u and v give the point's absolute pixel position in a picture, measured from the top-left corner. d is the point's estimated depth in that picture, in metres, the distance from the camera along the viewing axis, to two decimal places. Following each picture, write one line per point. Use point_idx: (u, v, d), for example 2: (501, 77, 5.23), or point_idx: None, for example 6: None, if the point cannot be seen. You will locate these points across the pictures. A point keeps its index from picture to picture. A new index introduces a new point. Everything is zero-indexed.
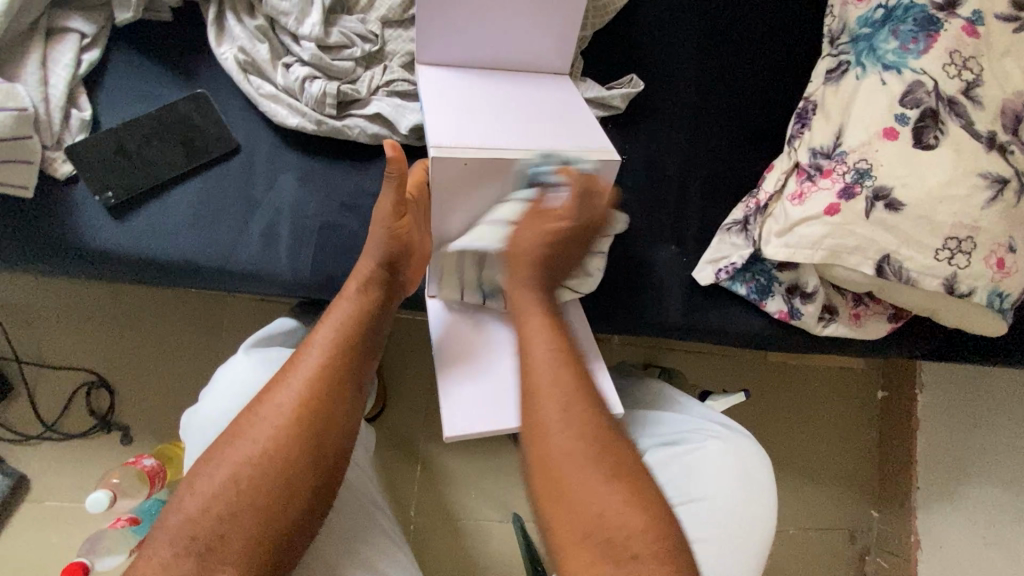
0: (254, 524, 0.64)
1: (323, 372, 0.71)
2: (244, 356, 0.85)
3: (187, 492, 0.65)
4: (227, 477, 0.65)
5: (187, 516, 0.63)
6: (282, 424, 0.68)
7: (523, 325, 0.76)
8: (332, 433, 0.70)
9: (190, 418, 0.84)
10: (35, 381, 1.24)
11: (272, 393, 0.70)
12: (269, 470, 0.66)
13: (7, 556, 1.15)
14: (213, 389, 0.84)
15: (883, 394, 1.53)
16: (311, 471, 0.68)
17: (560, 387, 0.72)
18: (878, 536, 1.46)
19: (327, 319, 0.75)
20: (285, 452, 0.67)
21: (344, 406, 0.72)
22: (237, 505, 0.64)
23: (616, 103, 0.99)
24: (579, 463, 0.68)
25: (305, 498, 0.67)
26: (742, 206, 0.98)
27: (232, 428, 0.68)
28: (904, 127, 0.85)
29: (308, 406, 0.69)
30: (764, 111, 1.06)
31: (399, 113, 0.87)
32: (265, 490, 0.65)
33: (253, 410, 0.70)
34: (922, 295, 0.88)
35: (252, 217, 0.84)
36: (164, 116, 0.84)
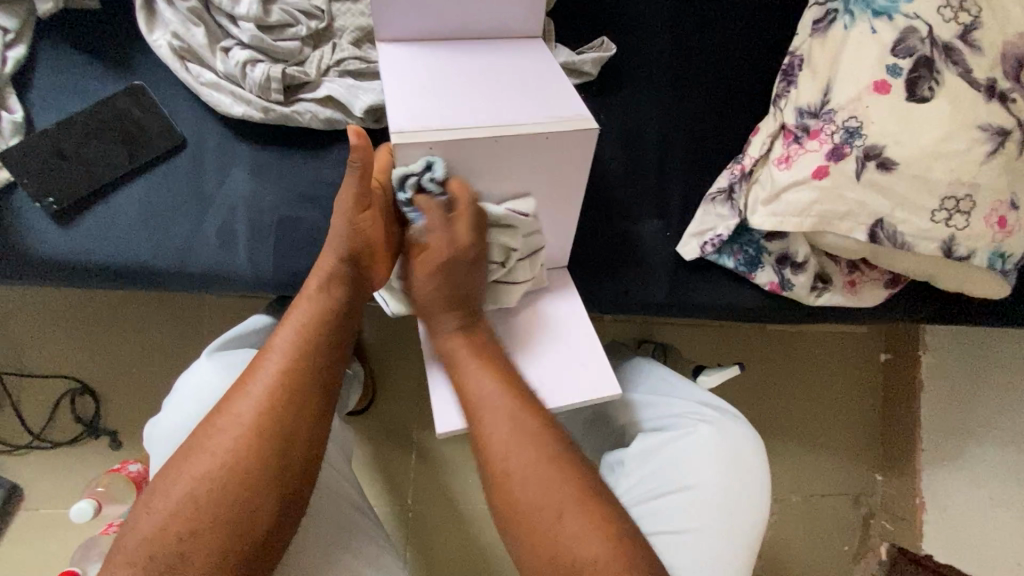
0: (218, 539, 0.61)
1: (286, 376, 0.67)
2: (204, 362, 0.82)
3: (145, 510, 0.62)
4: (188, 492, 0.62)
5: (145, 535, 0.60)
6: (244, 432, 0.64)
7: (458, 375, 0.71)
8: (299, 440, 0.66)
9: (154, 427, 0.81)
10: (17, 391, 1.23)
11: (232, 400, 0.66)
12: (230, 482, 0.62)
13: (8, 564, 1.16)
14: (177, 397, 0.81)
15: (885, 356, 1.49)
16: (277, 480, 0.64)
17: (508, 424, 0.68)
18: (883, 498, 1.44)
19: (289, 320, 0.70)
20: (247, 462, 0.63)
21: (310, 411, 0.67)
22: (200, 519, 0.61)
23: (588, 68, 0.93)
24: (535, 499, 0.65)
25: (273, 507, 0.63)
26: (726, 172, 0.93)
27: (191, 439, 0.65)
28: (896, 79, 0.78)
29: (268, 415, 0.65)
30: (747, 69, 0.99)
31: (352, 94, 0.81)
32: (227, 503, 0.62)
33: (213, 420, 0.66)
34: (919, 260, 0.83)
35: (205, 216, 0.80)
36: (102, 113, 0.80)
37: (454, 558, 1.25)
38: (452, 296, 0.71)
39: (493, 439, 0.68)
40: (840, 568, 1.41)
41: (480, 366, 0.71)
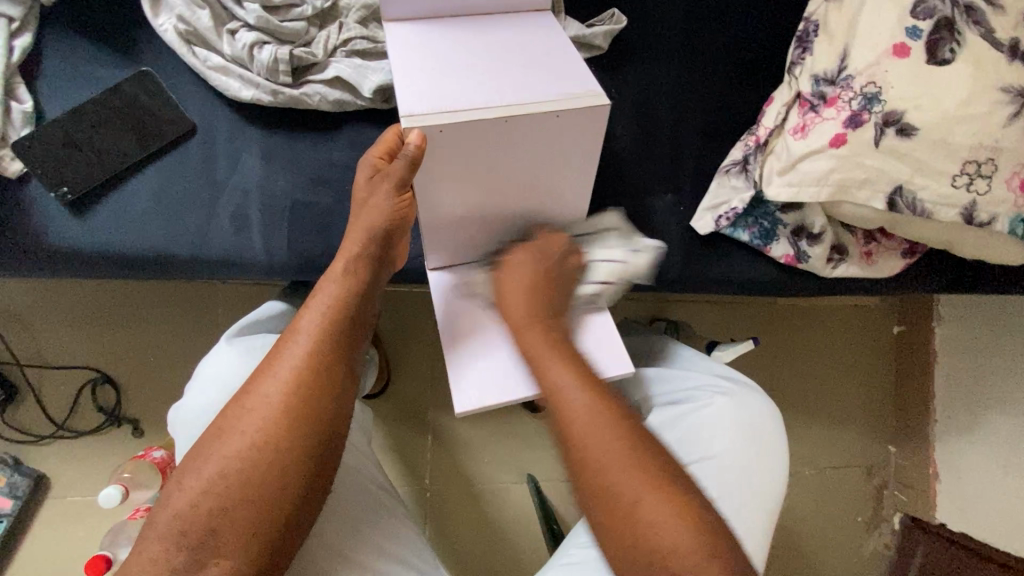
0: (248, 517, 0.62)
1: (313, 359, 0.67)
2: (226, 348, 0.82)
3: (177, 490, 0.63)
4: (218, 470, 0.63)
5: (178, 511, 0.62)
6: (274, 412, 0.65)
7: (549, 378, 0.70)
8: (327, 421, 0.67)
9: (176, 413, 0.82)
10: (39, 382, 1.25)
11: (261, 381, 0.67)
12: (260, 461, 0.63)
13: (40, 550, 1.19)
14: (198, 382, 0.82)
15: (899, 328, 1.49)
16: (306, 458, 0.65)
17: (586, 419, 0.66)
18: (896, 469, 1.45)
19: (314, 301, 0.70)
20: (277, 443, 0.64)
21: (336, 391, 0.68)
22: (231, 497, 0.62)
23: (599, 42, 0.91)
24: (615, 481, 0.63)
25: (300, 485, 0.64)
26: (740, 145, 0.91)
27: (220, 419, 0.66)
28: (916, 42, 0.76)
29: (295, 395, 0.65)
30: (760, 37, 0.97)
31: (360, 75, 0.80)
32: (257, 481, 0.63)
33: (241, 399, 0.66)
34: (938, 228, 0.82)
35: (217, 202, 0.80)
36: (110, 101, 0.79)
37: (474, 537, 1.28)
38: (546, 300, 0.77)
39: (576, 432, 0.66)
40: (854, 539, 1.42)
41: (563, 361, 0.71)
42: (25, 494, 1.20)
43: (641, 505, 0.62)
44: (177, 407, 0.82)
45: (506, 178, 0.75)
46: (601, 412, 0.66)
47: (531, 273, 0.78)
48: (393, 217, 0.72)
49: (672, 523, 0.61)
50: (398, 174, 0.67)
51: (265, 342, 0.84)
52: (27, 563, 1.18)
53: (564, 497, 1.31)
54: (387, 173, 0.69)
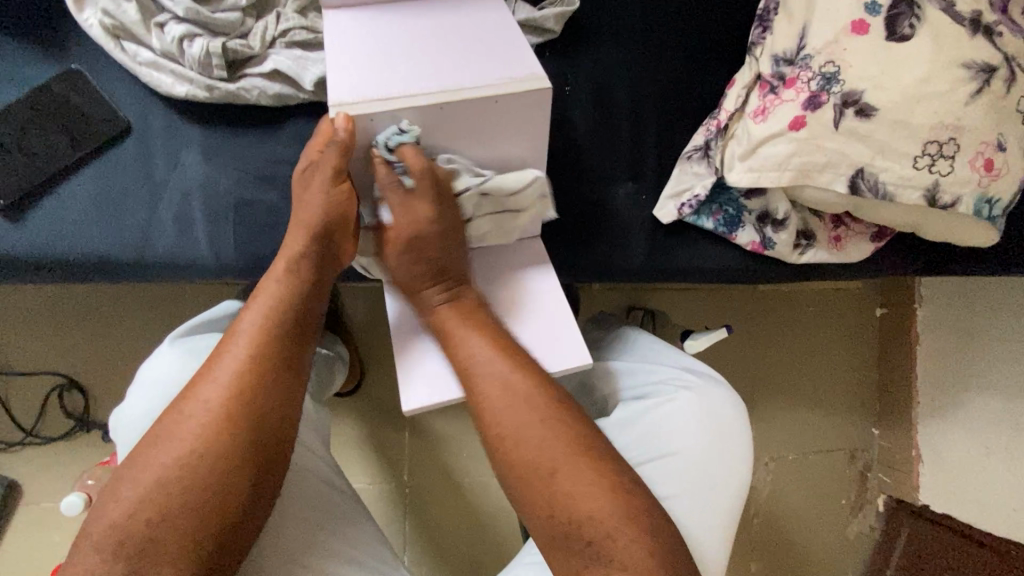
0: (190, 526, 0.60)
1: (254, 363, 0.65)
2: (167, 350, 0.81)
3: (112, 499, 0.61)
4: (155, 479, 0.61)
5: (113, 522, 0.59)
6: (216, 415, 0.63)
7: (452, 342, 0.68)
8: (272, 424, 0.65)
9: (116, 417, 0.80)
10: (5, 389, 1.23)
11: (200, 385, 0.65)
12: (200, 470, 0.61)
13: (15, 556, 1.19)
14: (138, 385, 0.80)
15: (881, 311, 1.47)
16: (250, 465, 0.63)
17: (507, 384, 0.65)
18: (880, 452, 1.44)
19: (255, 304, 0.69)
20: (218, 447, 0.62)
21: (279, 396, 0.66)
22: (173, 504, 0.60)
23: (551, 25, 0.88)
24: (533, 446, 0.63)
25: (244, 492, 0.63)
26: (703, 129, 0.89)
27: (159, 425, 0.64)
28: (875, 18, 0.73)
29: (236, 400, 0.64)
30: (723, 16, 0.94)
31: (301, 67, 0.77)
32: (199, 488, 0.61)
33: (180, 406, 0.65)
34: (904, 210, 0.80)
35: (158, 202, 0.78)
36: (39, 101, 0.76)
37: (454, 532, 1.27)
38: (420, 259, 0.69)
39: (493, 410, 0.64)
40: (838, 523, 1.42)
41: (476, 329, 0.68)
42: None
43: (568, 477, 0.62)
44: (121, 410, 0.80)
45: (453, 167, 0.74)
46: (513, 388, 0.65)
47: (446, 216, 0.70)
48: (334, 211, 0.71)
49: (594, 490, 0.61)
50: (332, 163, 0.65)
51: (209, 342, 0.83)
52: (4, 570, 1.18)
53: None
54: (320, 164, 0.67)
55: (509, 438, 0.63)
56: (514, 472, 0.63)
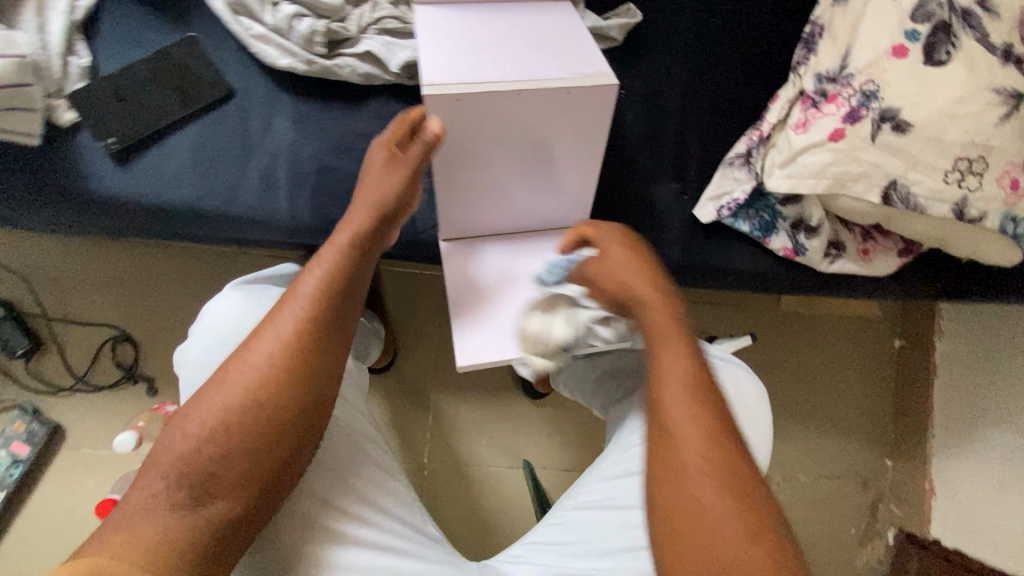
0: (242, 469, 0.63)
1: (311, 320, 0.68)
2: (232, 295, 0.86)
3: (171, 438, 0.63)
4: (203, 430, 0.62)
5: (172, 460, 0.62)
6: (266, 371, 0.65)
7: (658, 359, 0.65)
8: (312, 384, 0.67)
9: (179, 359, 0.86)
10: (63, 337, 1.31)
11: (255, 343, 0.67)
12: (256, 415, 0.64)
13: (53, 495, 1.25)
14: (202, 325, 0.85)
15: (899, 343, 1.52)
16: (299, 414, 0.66)
17: (702, 434, 0.60)
18: (892, 483, 1.46)
19: (318, 265, 0.71)
20: (273, 395, 0.65)
21: (332, 353, 0.69)
22: (217, 455, 0.62)
23: (614, 35, 0.96)
24: (708, 506, 0.57)
25: (292, 440, 0.65)
26: (745, 139, 0.96)
27: (217, 372, 0.66)
28: (914, 44, 0.80)
29: (293, 353, 0.66)
30: (770, 40, 1.02)
31: (389, 51, 0.86)
32: (256, 433, 0.64)
33: (239, 354, 0.67)
34: (932, 224, 0.85)
35: (250, 161, 0.86)
36: (158, 62, 0.86)
37: (464, 517, 1.30)
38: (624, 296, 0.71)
39: (670, 411, 0.62)
40: (846, 551, 1.43)
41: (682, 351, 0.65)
42: (42, 442, 1.25)
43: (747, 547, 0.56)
44: (183, 349, 0.85)
45: (515, 155, 0.81)
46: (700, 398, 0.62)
47: (621, 240, 0.73)
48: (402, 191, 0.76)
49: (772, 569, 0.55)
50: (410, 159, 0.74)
51: (263, 292, 0.89)
52: (41, 509, 1.24)
53: (559, 485, 1.34)
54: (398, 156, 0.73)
55: (683, 440, 0.60)
56: (673, 525, 0.58)
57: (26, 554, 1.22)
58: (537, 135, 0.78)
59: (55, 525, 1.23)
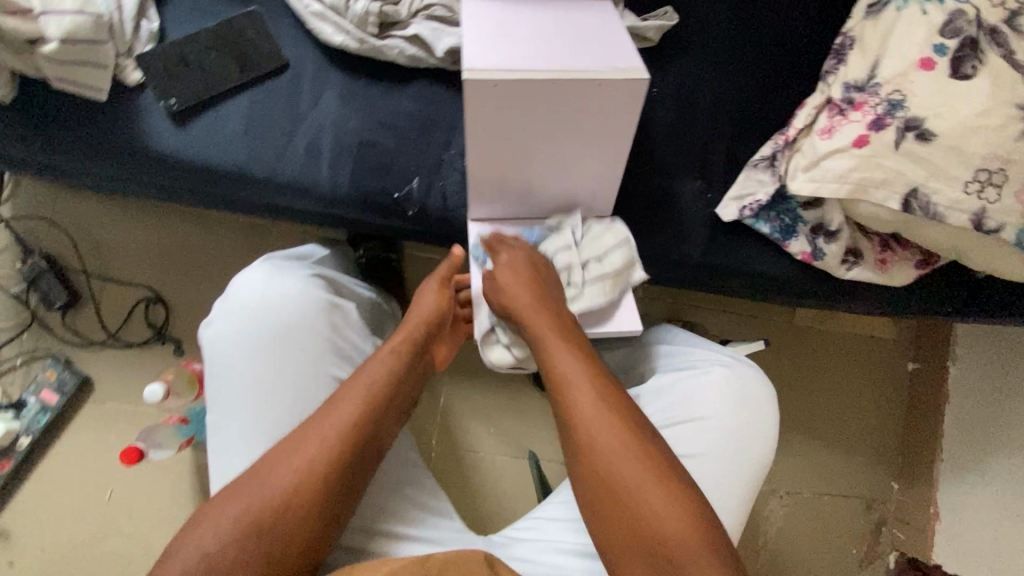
0: (290, 534, 0.67)
1: (368, 410, 0.74)
2: (254, 268, 0.87)
3: (223, 505, 0.67)
4: (252, 501, 0.67)
5: (228, 520, 0.66)
6: (322, 454, 0.70)
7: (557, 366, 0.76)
8: (356, 474, 0.72)
9: (203, 332, 0.86)
10: (99, 293, 1.37)
11: (324, 411, 0.74)
12: (308, 490, 0.69)
13: (78, 444, 1.30)
14: (227, 299, 0.86)
15: (913, 365, 1.52)
16: (343, 493, 0.71)
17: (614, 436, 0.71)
18: (896, 506, 1.46)
19: (377, 361, 0.79)
20: (326, 474, 0.70)
21: (380, 438, 0.75)
22: (265, 530, 0.66)
23: (650, 35, 1.01)
24: (635, 497, 0.69)
25: (334, 513, 0.70)
26: (770, 142, 0.99)
27: (275, 451, 0.71)
28: (941, 57, 0.83)
29: (349, 438, 0.72)
30: (800, 50, 1.05)
31: (436, 36, 0.91)
32: (306, 506, 0.68)
33: (297, 435, 0.72)
34: (950, 235, 0.88)
35: (297, 130, 0.91)
36: (220, 31, 0.92)
37: (466, 502, 1.33)
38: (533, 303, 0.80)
39: (597, 441, 0.71)
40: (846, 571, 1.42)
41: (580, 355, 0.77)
42: (71, 392, 1.31)
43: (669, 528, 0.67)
44: (208, 321, 0.84)
45: (544, 144, 0.82)
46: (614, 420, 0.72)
47: (520, 260, 0.84)
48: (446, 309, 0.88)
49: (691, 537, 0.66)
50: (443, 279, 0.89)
51: (293, 267, 0.91)
52: (66, 456, 1.29)
53: (563, 477, 1.36)
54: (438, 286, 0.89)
55: (609, 466, 0.70)
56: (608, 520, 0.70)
57: (48, 497, 1.27)
58: (568, 125, 0.80)
59: (76, 472, 1.28)
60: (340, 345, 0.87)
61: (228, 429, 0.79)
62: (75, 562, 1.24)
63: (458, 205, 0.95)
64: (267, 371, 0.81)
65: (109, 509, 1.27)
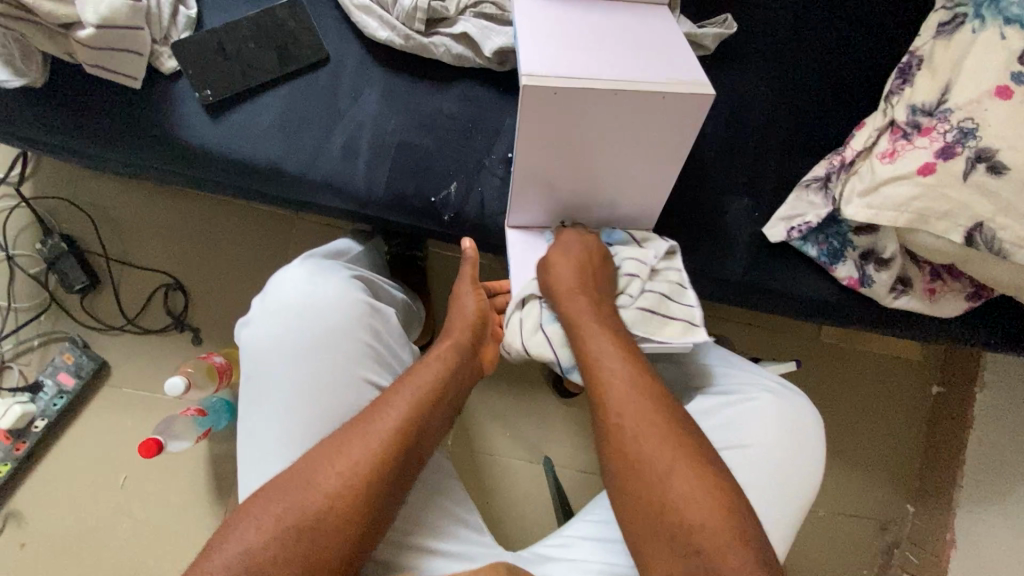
0: (337, 542, 0.62)
1: (418, 413, 0.69)
2: (298, 264, 0.82)
3: (263, 509, 0.62)
4: (289, 510, 0.62)
5: (271, 526, 0.61)
6: (367, 463, 0.65)
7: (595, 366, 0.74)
8: (405, 478, 0.68)
9: (239, 332, 0.80)
10: (119, 277, 1.34)
11: (371, 413, 0.68)
12: (357, 494, 0.64)
13: (93, 428, 1.29)
14: (265, 297, 0.80)
15: (937, 389, 1.48)
16: (392, 499, 0.66)
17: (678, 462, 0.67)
18: (912, 529, 1.43)
19: (424, 364, 0.74)
20: (376, 478, 0.65)
21: (429, 441, 0.71)
22: (300, 545, 0.61)
23: (707, 44, 0.96)
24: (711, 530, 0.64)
25: (381, 520, 0.66)
26: (824, 162, 0.94)
27: (318, 454, 0.66)
28: (1020, 86, 0.79)
29: (399, 440, 0.67)
30: (861, 66, 1.00)
31: (484, 35, 0.87)
32: (354, 511, 0.63)
33: (344, 437, 0.67)
34: (1012, 271, 0.84)
35: (336, 128, 0.88)
36: (260, 20, 0.88)
37: (482, 503, 1.31)
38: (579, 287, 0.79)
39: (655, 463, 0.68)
40: None
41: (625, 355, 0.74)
42: (88, 377, 1.29)
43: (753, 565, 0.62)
44: (244, 321, 0.79)
45: (596, 156, 0.78)
46: (641, 388, 0.72)
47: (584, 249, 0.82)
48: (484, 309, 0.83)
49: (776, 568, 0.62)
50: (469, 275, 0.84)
51: (333, 267, 0.84)
52: (81, 439, 1.28)
53: (579, 487, 1.34)
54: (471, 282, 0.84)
55: (680, 494, 0.66)
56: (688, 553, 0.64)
57: (61, 480, 1.26)
58: (623, 139, 0.76)
59: (91, 457, 1.27)
60: (379, 351, 0.80)
61: (258, 439, 0.73)
62: (87, 546, 1.24)
63: (497, 213, 0.91)
64: (305, 378, 0.75)
65: (122, 495, 1.26)
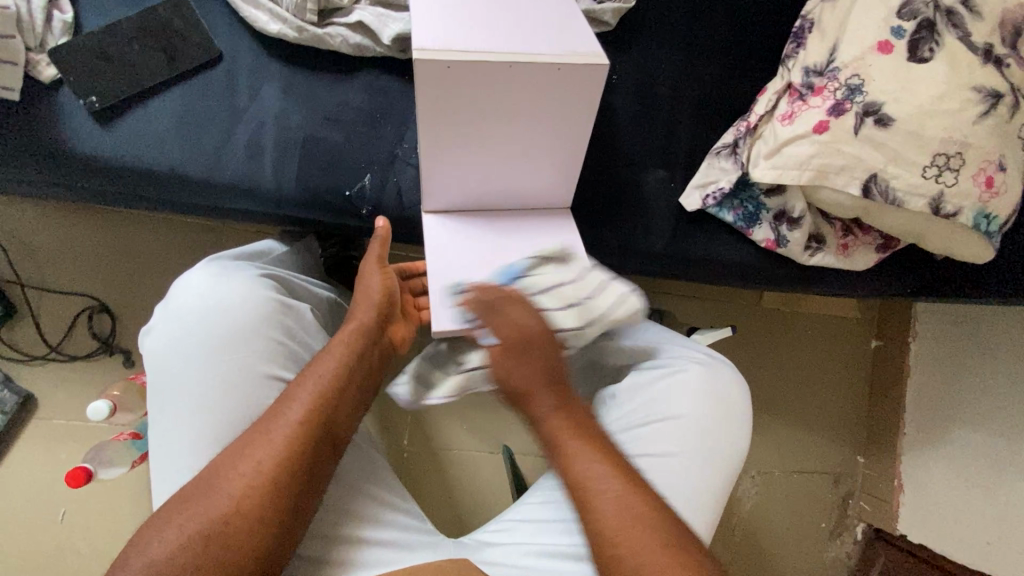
0: (246, 544, 0.60)
1: (322, 402, 0.68)
2: (198, 268, 0.79)
3: (166, 521, 0.60)
4: (193, 517, 0.60)
5: (173, 537, 0.59)
6: (272, 459, 0.64)
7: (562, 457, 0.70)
8: (316, 468, 0.66)
9: (145, 341, 0.78)
10: (37, 304, 1.28)
11: (274, 410, 0.67)
12: (263, 491, 0.62)
13: (20, 465, 1.22)
14: (167, 305, 0.77)
15: (876, 342, 1.52)
16: (302, 492, 0.65)
17: (618, 506, 0.66)
18: (862, 479, 1.47)
19: (326, 354, 0.73)
20: (281, 471, 0.64)
21: (338, 430, 0.69)
22: (211, 548, 0.59)
23: (608, 19, 0.97)
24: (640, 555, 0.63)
25: (294, 515, 0.64)
26: (733, 129, 0.97)
27: (221, 458, 0.64)
28: (899, 40, 0.82)
29: (302, 430, 0.66)
30: (761, 33, 1.03)
31: (382, 23, 0.87)
32: (259, 508, 0.62)
33: (248, 437, 0.65)
34: (910, 219, 0.87)
35: (235, 127, 0.85)
36: (146, 21, 0.86)
37: (440, 500, 1.29)
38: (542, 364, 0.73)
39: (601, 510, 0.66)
40: (817, 546, 1.44)
41: (582, 446, 0.70)
42: (11, 411, 1.22)
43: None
44: (148, 332, 0.77)
45: (503, 132, 0.78)
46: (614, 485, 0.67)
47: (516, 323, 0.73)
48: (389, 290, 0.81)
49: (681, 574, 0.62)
50: (374, 255, 0.82)
51: (240, 268, 0.82)
52: (9, 477, 1.21)
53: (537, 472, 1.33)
54: (375, 265, 0.82)
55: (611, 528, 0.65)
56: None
57: None
58: (525, 114, 0.76)
59: (21, 494, 1.21)
60: (293, 349, 0.79)
61: (172, 450, 0.71)
62: None
63: (413, 202, 0.89)
64: (214, 383, 0.73)
65: (61, 532, 1.20)
